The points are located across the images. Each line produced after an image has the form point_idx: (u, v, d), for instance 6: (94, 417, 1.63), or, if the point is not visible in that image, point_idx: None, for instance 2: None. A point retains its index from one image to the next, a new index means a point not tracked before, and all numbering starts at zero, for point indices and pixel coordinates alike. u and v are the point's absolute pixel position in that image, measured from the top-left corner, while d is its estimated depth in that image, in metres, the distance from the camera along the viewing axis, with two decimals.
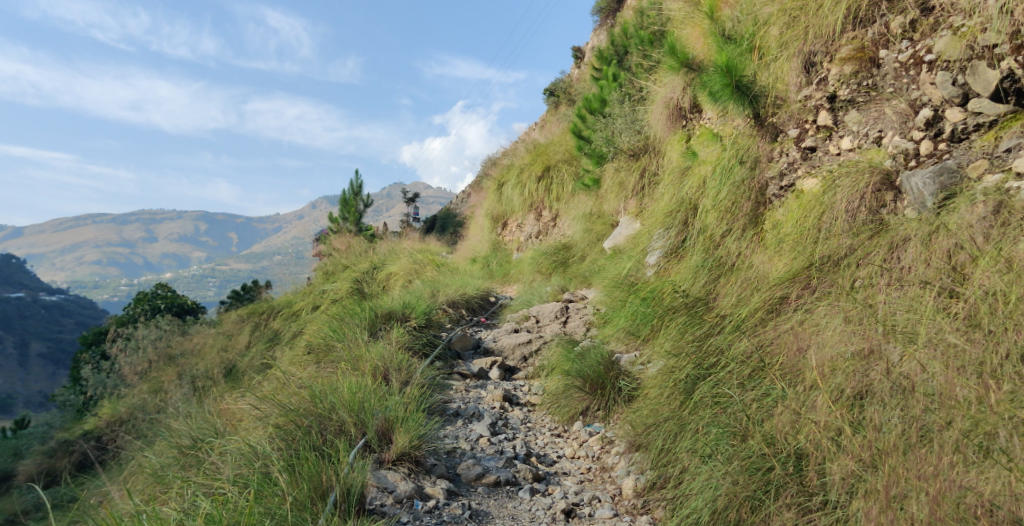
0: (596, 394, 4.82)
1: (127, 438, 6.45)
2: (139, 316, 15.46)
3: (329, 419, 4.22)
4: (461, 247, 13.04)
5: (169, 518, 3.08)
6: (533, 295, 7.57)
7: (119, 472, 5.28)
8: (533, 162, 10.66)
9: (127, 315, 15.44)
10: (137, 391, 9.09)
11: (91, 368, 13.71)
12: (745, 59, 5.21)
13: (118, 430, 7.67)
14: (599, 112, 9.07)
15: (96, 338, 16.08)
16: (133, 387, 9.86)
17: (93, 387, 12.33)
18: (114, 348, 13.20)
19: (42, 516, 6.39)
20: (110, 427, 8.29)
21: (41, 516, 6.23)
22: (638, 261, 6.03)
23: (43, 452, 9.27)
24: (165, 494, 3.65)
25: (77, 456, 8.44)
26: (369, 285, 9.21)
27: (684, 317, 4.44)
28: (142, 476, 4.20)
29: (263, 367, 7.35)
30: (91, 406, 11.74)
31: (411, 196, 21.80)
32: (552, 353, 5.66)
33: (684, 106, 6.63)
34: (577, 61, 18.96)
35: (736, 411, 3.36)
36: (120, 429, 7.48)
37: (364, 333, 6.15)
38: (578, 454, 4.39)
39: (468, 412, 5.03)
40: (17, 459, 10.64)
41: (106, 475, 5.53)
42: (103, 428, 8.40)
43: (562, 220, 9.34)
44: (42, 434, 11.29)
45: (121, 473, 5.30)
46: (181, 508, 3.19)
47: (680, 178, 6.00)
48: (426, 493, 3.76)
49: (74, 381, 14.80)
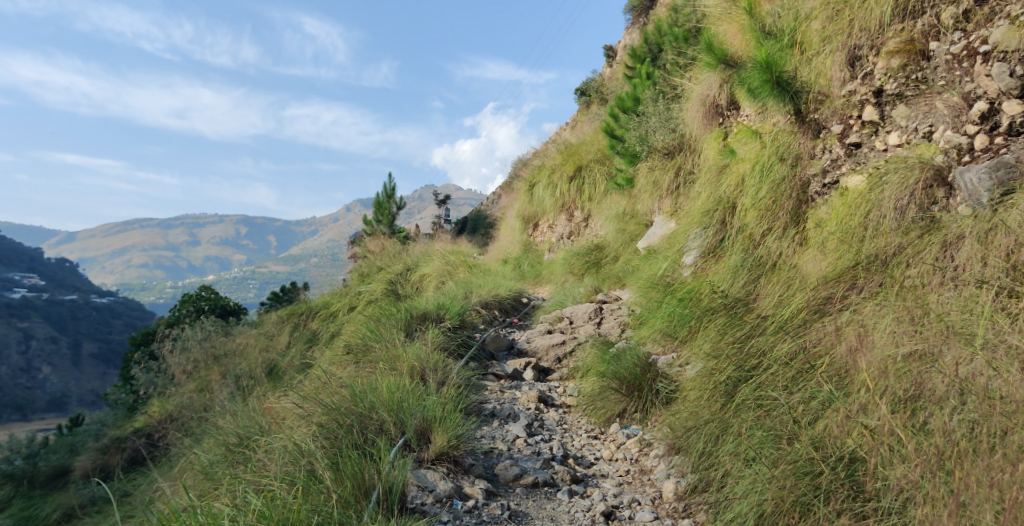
0: (634, 396, 4.78)
1: (176, 436, 6.62)
2: (184, 318, 15.87)
3: (369, 418, 4.25)
4: (492, 247, 13.08)
5: (221, 512, 3.16)
6: (567, 296, 7.54)
7: (171, 469, 5.42)
8: (565, 163, 10.60)
9: (172, 316, 15.87)
10: (184, 390, 9.33)
11: (140, 367, 14.10)
12: (785, 55, 5.10)
13: (167, 428, 7.87)
14: (633, 110, 8.98)
15: (144, 339, 16.56)
16: (179, 386, 10.13)
17: (141, 386, 12.68)
18: (162, 347, 13.56)
19: (101, 510, 6.59)
20: (160, 425, 8.51)
21: (100, 510, 6.43)
22: (674, 261, 5.96)
23: (96, 449, 9.57)
24: (215, 489, 3.75)
25: (129, 453, 8.69)
26: (402, 286, 9.30)
27: (724, 317, 4.39)
28: (194, 473, 4.30)
29: (303, 367, 7.48)
30: (141, 405, 12.07)
31: (443, 197, 21.96)
32: (586, 354, 5.64)
33: (720, 103, 6.56)
34: (608, 62, 18.86)
35: (781, 414, 3.31)
36: (170, 427, 7.68)
37: (400, 333, 6.21)
38: (616, 456, 4.35)
39: (504, 413, 5.02)
40: (74, 455, 10.99)
41: (159, 471, 5.69)
42: (154, 425, 8.65)
43: (594, 220, 9.30)
44: (95, 430, 11.64)
45: (172, 468, 5.45)
46: (233, 503, 3.27)
47: (718, 177, 5.91)
48: (465, 493, 3.77)
49: (124, 380, 15.24)
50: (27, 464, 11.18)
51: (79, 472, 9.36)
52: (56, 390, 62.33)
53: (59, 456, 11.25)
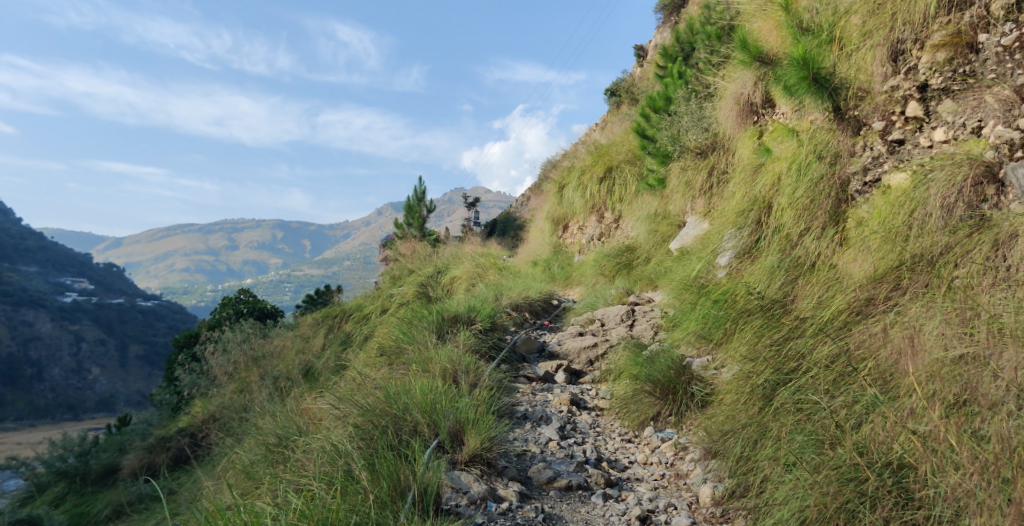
0: (668, 399, 4.72)
1: (219, 436, 6.77)
2: (223, 320, 16.23)
3: (403, 419, 4.28)
4: (522, 249, 13.07)
5: (263, 511, 3.23)
6: (598, 298, 7.48)
7: (213, 468, 5.54)
8: (595, 163, 10.53)
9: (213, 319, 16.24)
10: (224, 391, 9.52)
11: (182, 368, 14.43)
12: (823, 51, 4.98)
13: (210, 428, 8.05)
14: (664, 110, 8.88)
15: (186, 341, 16.97)
16: (220, 388, 10.35)
17: (183, 387, 12.99)
18: (202, 349, 13.88)
19: (148, 507, 6.78)
20: (203, 425, 8.71)
21: (149, 508, 6.61)
22: (708, 262, 5.88)
23: (143, 447, 9.83)
24: (256, 487, 3.84)
25: (174, 452, 8.90)
26: (433, 289, 9.36)
27: (761, 320, 4.32)
28: (236, 472, 4.40)
29: (337, 368, 7.57)
30: (185, 405, 12.35)
31: (473, 200, 22.04)
32: (618, 357, 5.58)
33: (755, 101, 6.45)
34: (639, 61, 18.72)
35: (823, 418, 3.23)
36: (212, 427, 7.85)
37: (431, 335, 6.24)
38: (651, 460, 4.30)
39: (536, 415, 5.00)
40: (122, 453, 11.30)
41: (202, 470, 5.82)
42: (196, 426, 8.86)
43: (625, 221, 9.23)
44: (140, 429, 11.94)
45: (214, 467, 5.58)
46: (274, 503, 3.33)
47: (753, 176, 5.82)
48: (499, 495, 3.76)
49: (168, 381, 15.63)
50: (78, 462, 11.54)
51: (127, 470, 9.62)
52: (101, 391, 64.16)
53: (108, 453, 11.56)
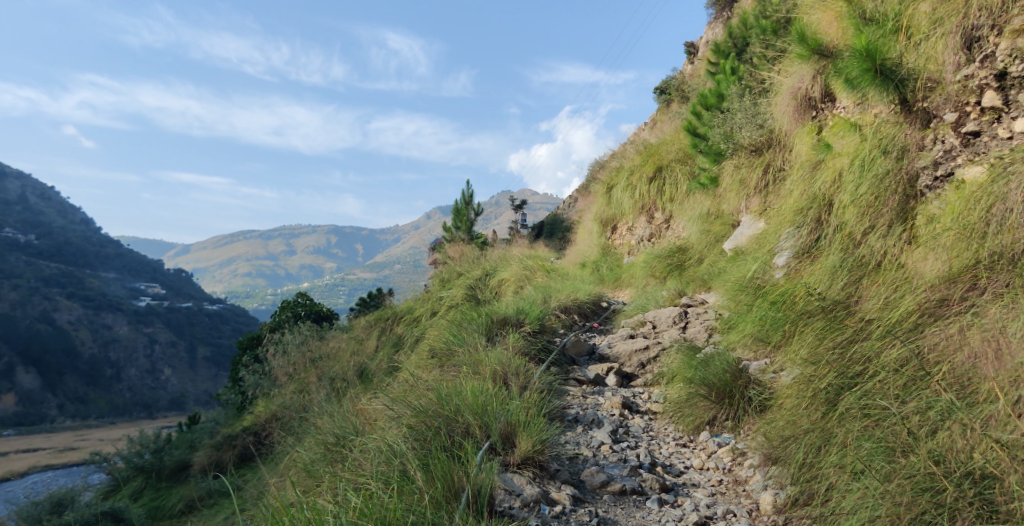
0: (724, 403, 4.60)
1: (281, 435, 6.97)
2: (282, 323, 16.73)
3: (455, 421, 4.29)
4: (569, 250, 13.01)
5: (325, 508, 3.31)
6: (649, 300, 7.36)
7: (276, 466, 5.73)
8: (644, 163, 10.36)
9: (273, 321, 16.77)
10: (283, 391, 9.82)
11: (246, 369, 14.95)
12: (889, 42, 4.74)
13: (272, 427, 8.32)
14: (716, 107, 8.66)
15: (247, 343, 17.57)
16: (280, 388, 10.68)
17: (246, 387, 13.45)
18: (263, 351, 14.33)
19: (217, 503, 7.06)
20: (265, 424, 9.00)
21: (220, 502, 6.89)
22: (765, 262, 5.72)
23: (211, 445, 10.23)
24: (317, 485, 3.97)
25: (239, 450, 9.23)
26: (481, 291, 9.40)
27: (823, 321, 4.18)
28: (298, 469, 4.54)
29: (390, 370, 7.69)
30: (248, 405, 12.78)
31: (520, 202, 22.11)
32: (671, 360, 5.48)
33: (814, 95, 6.25)
34: (690, 58, 18.42)
35: (893, 424, 3.11)
36: (274, 426, 8.10)
37: (481, 338, 6.26)
38: (708, 465, 4.19)
39: (588, 418, 4.94)
40: (192, 450, 11.81)
41: (265, 468, 6.03)
42: (259, 425, 9.16)
43: (676, 222, 9.09)
44: (208, 428, 12.43)
45: (277, 464, 5.77)
46: (334, 500, 3.41)
47: (812, 173, 5.63)
48: (553, 498, 3.73)
49: (232, 381, 16.22)
50: (153, 457, 12.13)
51: (198, 466, 10.05)
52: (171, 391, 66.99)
53: (180, 449, 12.09)
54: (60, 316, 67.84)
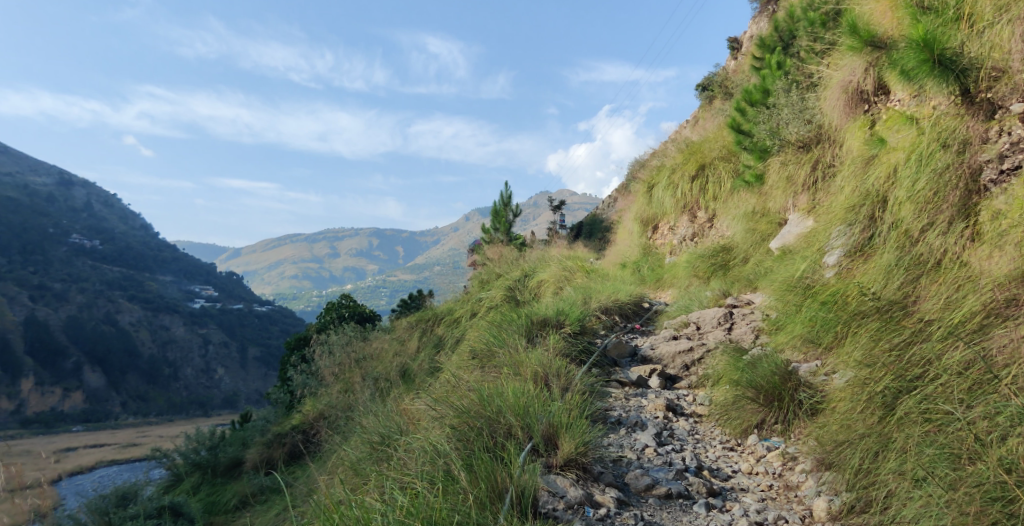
0: (773, 406, 4.49)
1: (328, 434, 7.09)
2: (326, 324, 17.04)
3: (498, 422, 4.28)
4: (609, 251, 12.88)
5: (372, 507, 3.35)
6: (692, 301, 7.22)
7: (324, 463, 5.83)
8: (686, 161, 10.16)
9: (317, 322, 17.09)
10: (329, 391, 9.98)
11: (292, 369, 15.25)
12: (950, 30, 4.57)
13: (319, 426, 8.45)
14: (761, 103, 8.42)
15: (294, 344, 17.94)
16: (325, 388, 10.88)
17: (294, 387, 13.74)
18: (309, 352, 14.62)
19: (268, 500, 7.23)
20: (312, 423, 9.17)
21: (271, 499, 7.04)
22: (814, 261, 5.55)
23: (261, 443, 10.47)
24: (364, 483, 4.03)
25: (288, 448, 9.42)
26: (521, 292, 9.39)
27: (878, 322, 4.05)
28: (344, 467, 4.61)
29: (432, 370, 7.74)
30: (296, 404, 13.03)
31: (558, 203, 22.06)
32: (716, 361, 5.36)
33: (866, 89, 6.07)
34: (733, 54, 18.09)
35: (958, 430, 3.03)
36: (322, 425, 8.23)
37: (522, 339, 6.24)
38: (756, 470, 4.08)
39: (631, 421, 4.87)
40: (243, 447, 12.12)
41: (314, 466, 6.15)
42: (307, 424, 9.33)
43: (720, 221, 8.93)
44: (259, 425, 12.75)
45: (324, 462, 5.88)
46: (381, 499, 3.45)
47: (864, 168, 5.46)
48: (597, 501, 3.68)
49: (280, 381, 16.60)
50: (207, 454, 12.48)
51: (250, 463, 10.29)
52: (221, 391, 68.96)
53: (233, 446, 12.43)
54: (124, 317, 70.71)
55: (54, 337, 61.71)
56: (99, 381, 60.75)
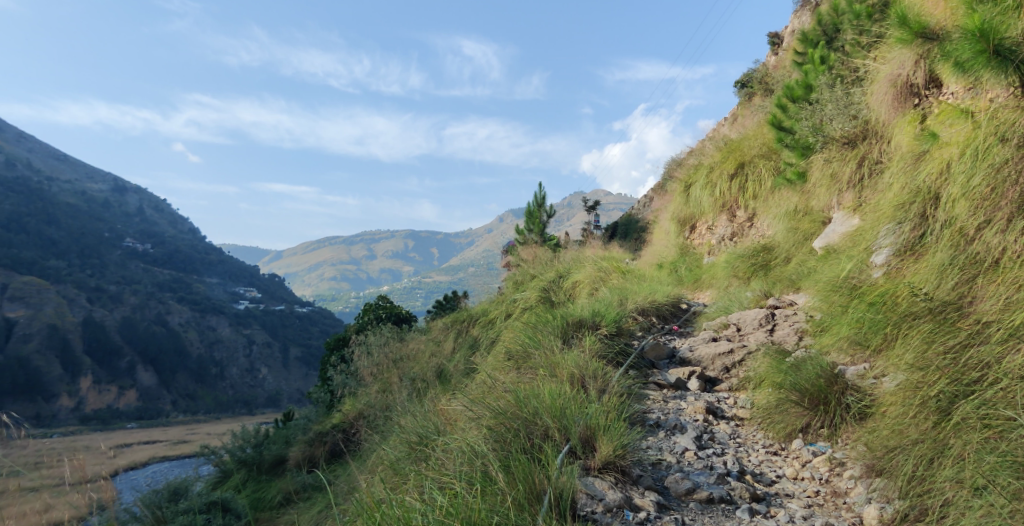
0: (819, 410, 4.36)
1: (368, 433, 7.16)
2: (364, 325, 17.25)
3: (535, 423, 4.24)
4: (645, 251, 12.74)
5: (412, 505, 3.37)
6: (732, 302, 7.07)
7: (364, 463, 5.89)
8: (724, 159, 9.96)
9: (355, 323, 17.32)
10: (368, 391, 10.09)
11: (332, 369, 15.47)
12: (1008, 19, 4.40)
13: (359, 426, 8.53)
14: (803, 99, 8.21)
15: (334, 344, 18.20)
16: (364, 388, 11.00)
17: (334, 387, 13.94)
18: (348, 352, 14.81)
19: (310, 498, 7.33)
20: (352, 422, 9.27)
21: (313, 497, 7.14)
22: (861, 261, 5.38)
23: (303, 442, 10.62)
24: (403, 482, 4.06)
25: (330, 447, 9.55)
26: (556, 293, 9.36)
27: (931, 324, 3.90)
28: (384, 467, 4.64)
29: (467, 371, 7.76)
30: (336, 404, 13.21)
31: (593, 203, 21.94)
32: (758, 364, 5.24)
33: (916, 82, 5.88)
34: (773, 49, 17.76)
35: (1021, 437, 2.96)
36: (361, 424, 8.32)
37: (558, 340, 6.21)
38: (802, 475, 3.97)
39: (670, 424, 4.78)
40: (287, 445, 12.33)
41: (354, 465, 6.22)
42: (347, 424, 9.45)
43: (760, 220, 8.75)
44: (302, 424, 12.96)
45: (364, 461, 5.94)
46: (421, 498, 3.46)
47: (914, 165, 5.28)
48: (636, 504, 3.63)
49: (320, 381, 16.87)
50: (251, 451, 12.72)
51: (293, 461, 10.44)
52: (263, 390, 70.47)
53: (277, 444, 12.66)
54: (172, 318, 72.79)
55: (111, 336, 63.71)
56: (151, 380, 62.58)
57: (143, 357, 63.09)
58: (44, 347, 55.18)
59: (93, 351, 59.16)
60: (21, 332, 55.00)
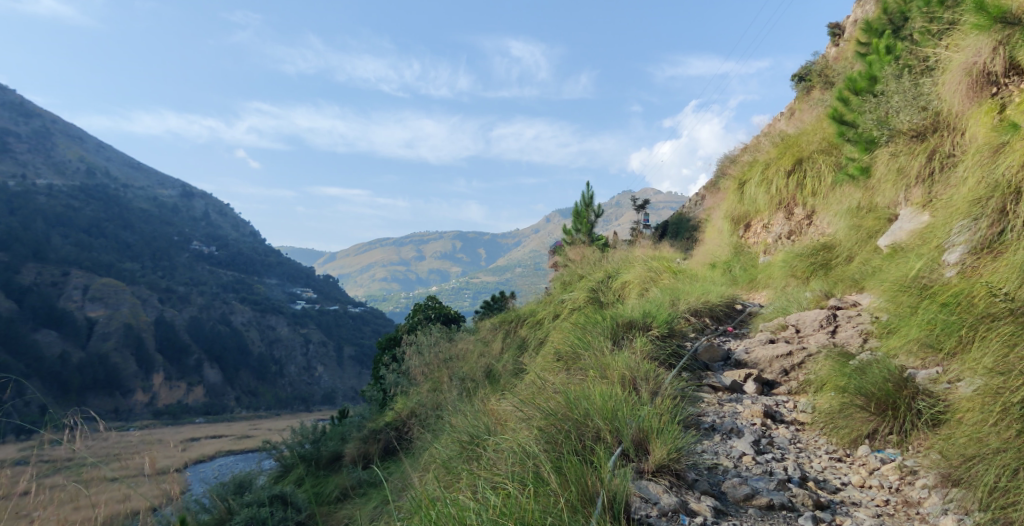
0: (886, 415, 4.17)
1: (419, 432, 7.23)
2: (414, 325, 17.46)
3: (586, 425, 4.17)
4: (697, 250, 12.49)
5: (465, 504, 3.38)
6: (790, 303, 6.84)
7: (417, 461, 5.94)
8: (781, 155, 9.66)
9: (405, 323, 17.55)
10: (419, 390, 10.19)
11: (384, 368, 15.70)
12: None
13: (412, 424, 8.63)
14: (867, 91, 7.89)
15: (385, 344, 18.49)
16: (415, 386, 11.13)
17: (386, 385, 14.14)
18: (398, 352, 15.01)
19: (366, 495, 7.45)
20: (404, 421, 9.38)
21: (369, 493, 7.25)
22: (932, 260, 5.13)
23: (358, 439, 10.80)
24: (456, 481, 4.07)
25: (383, 444, 9.68)
26: (604, 294, 9.25)
27: (1014, 327, 3.73)
28: (436, 465, 4.68)
29: (516, 371, 7.74)
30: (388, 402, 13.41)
31: (642, 202, 21.69)
32: (819, 366, 5.03)
33: (993, 70, 5.58)
34: (834, 40, 17.18)
35: None
36: (413, 423, 8.41)
37: (607, 341, 6.12)
38: (869, 483, 3.78)
39: (726, 427, 4.63)
40: (342, 442, 12.58)
41: (407, 462, 6.28)
42: (399, 422, 9.56)
43: (820, 217, 8.45)
44: (355, 421, 13.20)
45: (417, 459, 6.00)
46: (473, 497, 3.46)
47: (991, 157, 5.00)
48: (692, 509, 3.53)
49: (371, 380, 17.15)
50: (310, 447, 13.03)
51: (348, 457, 10.64)
52: (316, 388, 72.15)
53: (333, 441, 12.92)
54: (233, 317, 75.26)
55: (182, 335, 65.90)
56: (218, 377, 64.72)
57: (207, 355, 65.47)
58: (121, 344, 58.02)
59: (166, 348, 61.53)
60: (102, 331, 57.89)
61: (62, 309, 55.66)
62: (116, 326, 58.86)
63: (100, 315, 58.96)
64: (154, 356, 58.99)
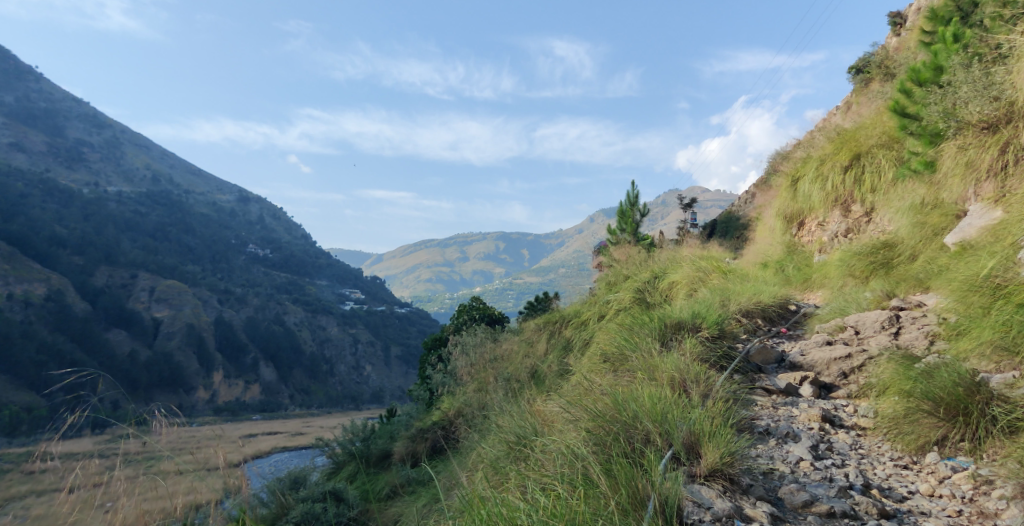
0: (957, 421, 3.96)
1: (467, 432, 7.24)
2: (459, 325, 17.56)
3: (635, 427, 4.09)
4: (748, 249, 12.18)
5: (514, 504, 3.35)
6: (849, 303, 6.59)
7: (464, 460, 5.95)
8: (838, 151, 9.34)
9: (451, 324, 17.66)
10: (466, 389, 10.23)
11: (431, 369, 15.83)
12: None
13: (459, 424, 8.66)
14: (932, 82, 7.59)
15: (431, 344, 18.63)
16: (463, 386, 11.19)
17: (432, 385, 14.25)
18: (444, 353, 15.11)
19: (414, 493, 7.50)
20: (452, 420, 9.41)
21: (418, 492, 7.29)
22: (1006, 258, 4.88)
23: (406, 437, 10.91)
24: (504, 480, 4.05)
25: (431, 443, 9.75)
26: (651, 294, 9.11)
27: None
28: (483, 465, 4.67)
29: (562, 372, 7.67)
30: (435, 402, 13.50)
31: (689, 201, 21.34)
32: (881, 370, 4.82)
33: None
34: (894, 30, 16.58)
35: None
36: (460, 422, 8.44)
37: (656, 342, 6.01)
38: (939, 492, 3.60)
39: (781, 431, 4.47)
40: (391, 439, 12.74)
41: (455, 461, 6.30)
42: (447, 422, 9.61)
43: (880, 214, 8.14)
44: (403, 420, 13.35)
45: (465, 459, 6.01)
46: (521, 497, 3.42)
47: None
48: (748, 515, 3.41)
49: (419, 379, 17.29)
50: (359, 445, 13.22)
51: (397, 455, 10.75)
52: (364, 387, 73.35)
53: (382, 439, 13.09)
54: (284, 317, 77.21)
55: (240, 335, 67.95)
56: (272, 375, 66.35)
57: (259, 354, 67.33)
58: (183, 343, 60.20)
59: (224, 347, 63.57)
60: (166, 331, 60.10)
61: (129, 309, 58.10)
62: (179, 326, 61.13)
63: (164, 315, 61.35)
64: (213, 356, 60.90)
